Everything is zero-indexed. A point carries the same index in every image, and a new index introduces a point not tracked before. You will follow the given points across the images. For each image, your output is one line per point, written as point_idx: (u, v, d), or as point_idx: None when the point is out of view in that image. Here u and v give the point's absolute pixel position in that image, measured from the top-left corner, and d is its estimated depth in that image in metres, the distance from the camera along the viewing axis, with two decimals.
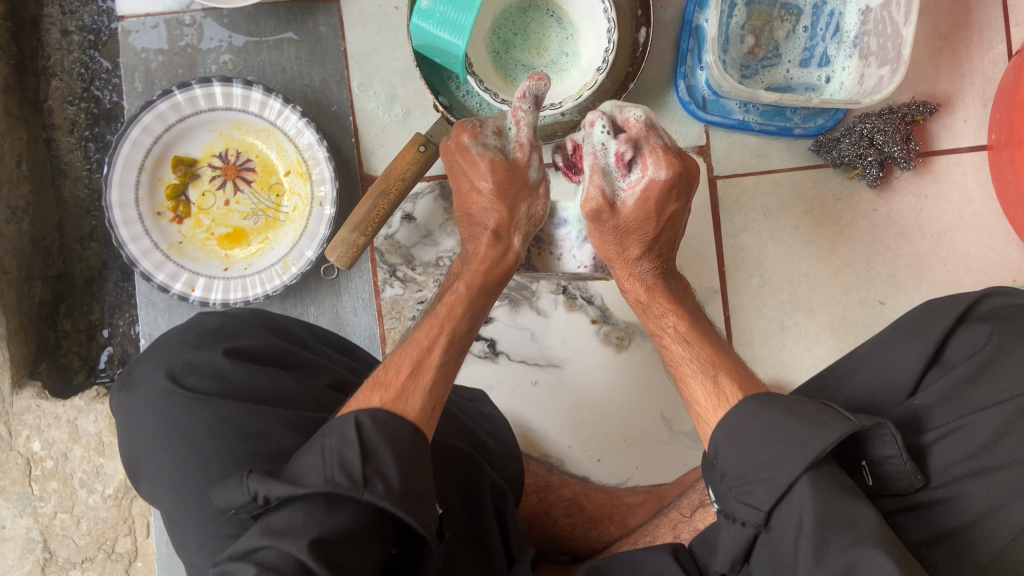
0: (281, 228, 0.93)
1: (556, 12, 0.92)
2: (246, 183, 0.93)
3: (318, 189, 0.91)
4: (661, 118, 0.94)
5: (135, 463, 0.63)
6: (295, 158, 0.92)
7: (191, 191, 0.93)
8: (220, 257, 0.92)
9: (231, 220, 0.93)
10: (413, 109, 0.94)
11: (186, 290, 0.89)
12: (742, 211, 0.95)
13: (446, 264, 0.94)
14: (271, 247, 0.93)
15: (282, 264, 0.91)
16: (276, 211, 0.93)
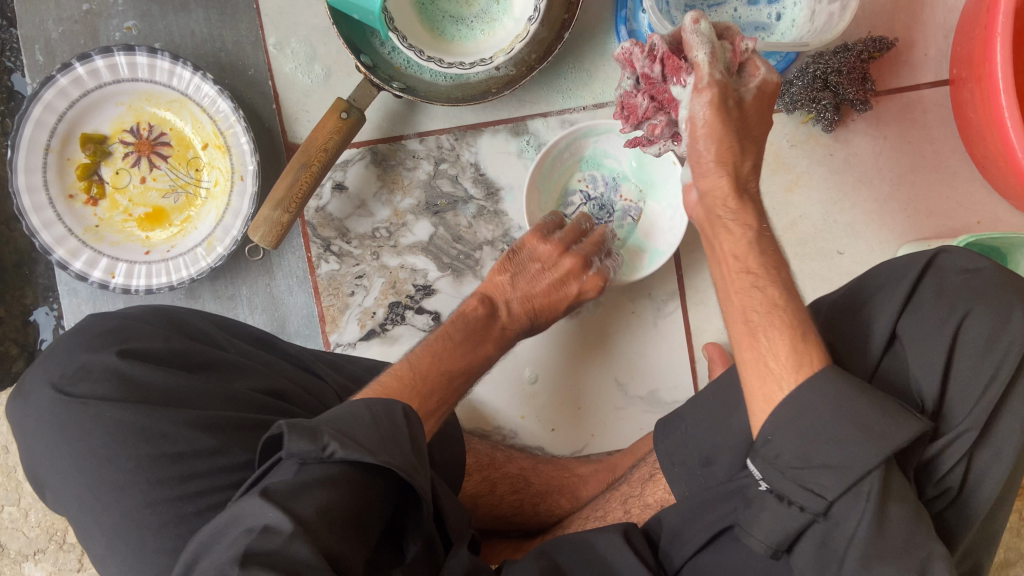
0: (203, 205, 0.87)
1: None
2: (162, 158, 0.87)
3: (237, 161, 0.85)
4: (603, 67, 0.88)
5: (42, 477, 0.61)
6: (211, 129, 0.86)
7: (105, 170, 0.87)
8: (140, 240, 0.87)
9: (149, 199, 0.87)
10: (336, 69, 0.88)
11: (106, 277, 0.84)
12: None
13: (382, 235, 0.89)
14: (194, 226, 0.87)
15: (206, 245, 0.85)
16: (196, 187, 0.87)
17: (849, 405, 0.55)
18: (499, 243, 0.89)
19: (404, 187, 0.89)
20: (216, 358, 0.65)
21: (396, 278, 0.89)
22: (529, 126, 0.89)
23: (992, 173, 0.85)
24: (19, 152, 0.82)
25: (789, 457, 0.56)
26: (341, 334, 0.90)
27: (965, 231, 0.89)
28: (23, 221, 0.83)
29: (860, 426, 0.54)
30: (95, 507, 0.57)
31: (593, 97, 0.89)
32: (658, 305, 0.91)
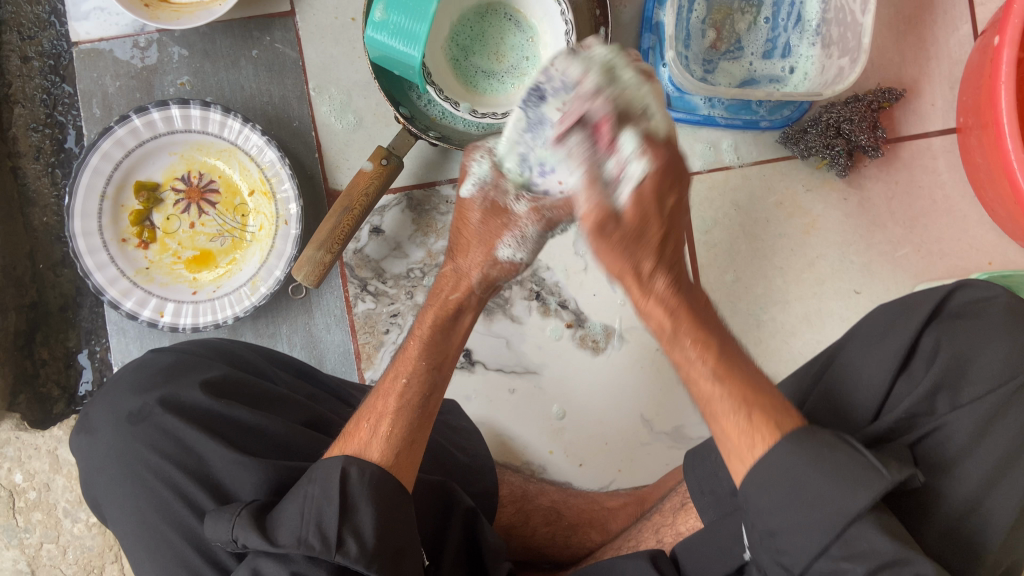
0: (248, 248, 0.92)
1: (515, 15, 0.90)
2: (211, 205, 0.92)
3: (282, 208, 0.90)
4: None
5: (100, 507, 0.63)
6: (258, 177, 0.91)
7: (155, 215, 0.92)
8: (188, 281, 0.92)
9: (197, 242, 0.92)
10: (375, 120, 0.93)
11: (155, 316, 0.89)
12: (712, 206, 0.94)
13: (417, 275, 0.93)
14: (239, 268, 0.92)
15: (250, 285, 0.90)
16: (242, 231, 0.92)
17: (828, 458, 0.50)
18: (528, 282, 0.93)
19: (437, 230, 0.93)
20: (268, 388, 0.66)
21: None
22: None
23: (1001, 215, 0.89)
24: (76, 199, 0.87)
25: (766, 527, 0.51)
26: (375, 370, 0.93)
27: (977, 271, 0.93)
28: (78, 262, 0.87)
29: (812, 505, 0.49)
30: (151, 542, 0.59)
31: None
32: None
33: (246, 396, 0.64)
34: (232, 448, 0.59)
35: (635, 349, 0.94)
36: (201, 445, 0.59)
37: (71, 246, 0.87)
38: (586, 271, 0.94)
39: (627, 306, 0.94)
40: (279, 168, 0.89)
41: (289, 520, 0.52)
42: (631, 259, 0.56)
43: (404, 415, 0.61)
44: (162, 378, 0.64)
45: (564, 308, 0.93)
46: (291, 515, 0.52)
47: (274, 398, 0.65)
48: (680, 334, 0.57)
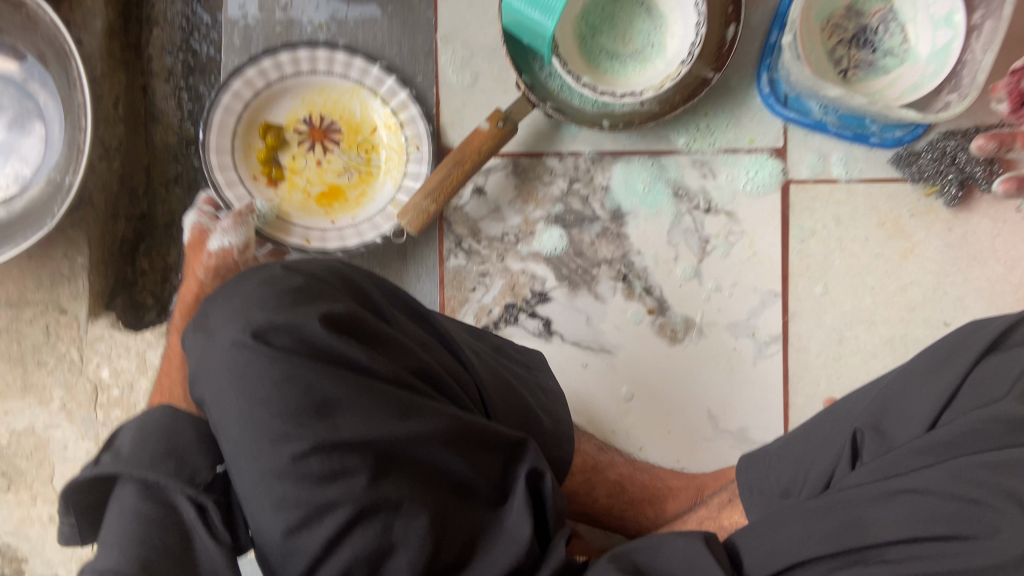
0: (376, 180, 0.97)
1: (647, 3, 0.92)
2: (334, 143, 0.97)
3: (410, 135, 0.95)
4: (741, 117, 0.93)
5: (206, 404, 0.58)
6: (383, 113, 0.96)
7: (282, 155, 0.96)
8: (321, 213, 0.95)
9: (325, 177, 0.96)
10: (496, 87, 0.96)
11: (303, 242, 0.93)
12: (813, 216, 0.94)
13: (510, 240, 0.96)
14: (370, 198, 0.96)
15: (388, 209, 0.94)
16: (368, 165, 0.97)
17: None
18: (618, 263, 0.95)
19: (538, 200, 0.95)
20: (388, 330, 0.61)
21: (517, 281, 0.96)
22: (661, 158, 0.94)
23: None
24: (209, 135, 0.91)
25: None
26: None
27: None
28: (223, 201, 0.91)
29: None
30: (246, 452, 0.54)
31: (726, 142, 0.94)
32: (760, 346, 0.94)
33: (364, 334, 0.60)
34: (356, 387, 0.56)
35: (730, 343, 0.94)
36: (309, 376, 0.55)
37: (213, 184, 0.91)
38: (676, 261, 0.95)
39: (712, 301, 0.94)
40: (406, 102, 0.93)
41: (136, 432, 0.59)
42: None
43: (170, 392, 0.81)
44: (290, 301, 0.60)
45: (648, 294, 0.95)
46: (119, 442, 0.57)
47: (389, 337, 0.61)
48: None
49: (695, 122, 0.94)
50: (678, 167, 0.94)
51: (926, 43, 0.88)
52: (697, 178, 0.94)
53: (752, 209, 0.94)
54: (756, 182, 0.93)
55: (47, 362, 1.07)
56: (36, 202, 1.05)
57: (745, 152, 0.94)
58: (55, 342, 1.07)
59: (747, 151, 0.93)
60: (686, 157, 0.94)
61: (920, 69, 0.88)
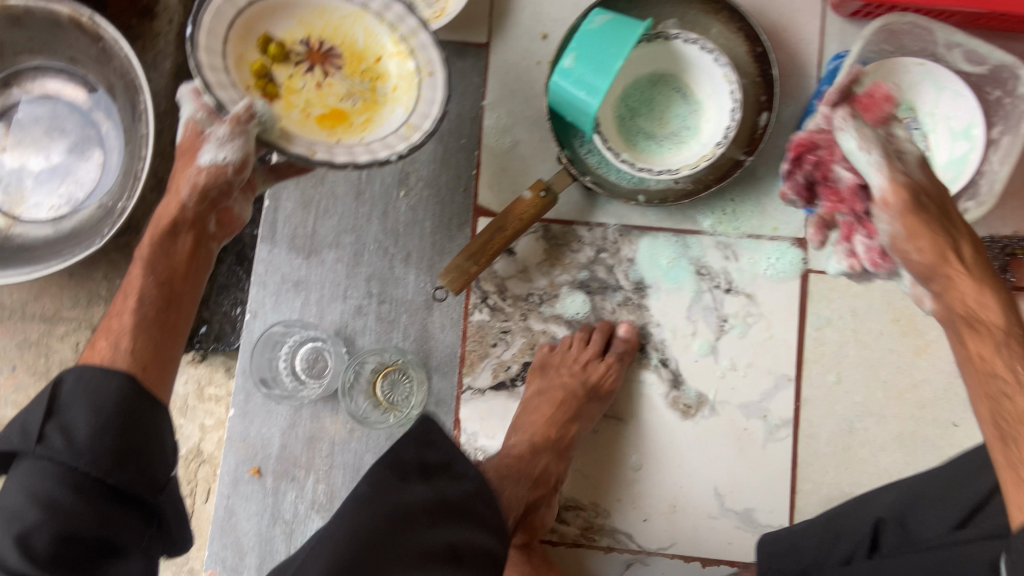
0: (383, 109, 0.86)
1: (684, 88, 0.98)
2: (336, 67, 0.86)
3: (421, 62, 0.83)
4: (768, 205, 0.97)
5: None
6: (389, 39, 0.85)
7: (275, 74, 0.83)
8: (324, 133, 0.83)
9: (326, 101, 0.85)
10: (535, 156, 1.01)
11: (307, 157, 0.78)
12: (830, 306, 0.96)
13: (535, 300, 0.99)
14: (379, 125, 0.85)
15: (405, 130, 0.82)
16: (374, 93, 0.86)
17: None
18: (637, 333, 0.98)
19: (565, 264, 0.99)
20: None
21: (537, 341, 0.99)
22: (687, 236, 0.98)
23: None
24: (200, 32, 0.75)
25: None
26: (475, 377, 0.99)
27: None
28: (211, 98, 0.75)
29: None
30: None
31: (752, 227, 0.97)
32: (770, 429, 0.95)
33: None
34: None
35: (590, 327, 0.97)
36: None
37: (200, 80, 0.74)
38: (693, 336, 0.97)
39: (726, 379, 0.96)
40: (415, 26, 0.81)
41: (108, 395, 0.68)
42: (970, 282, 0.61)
43: (140, 328, 0.74)
44: None
45: (664, 366, 0.97)
46: (79, 416, 0.66)
47: None
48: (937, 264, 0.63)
49: (722, 205, 0.98)
50: (702, 246, 0.98)
51: (945, 151, 0.91)
52: (719, 258, 0.97)
53: (772, 293, 0.97)
54: (778, 267, 0.97)
55: None
56: (85, 224, 1.09)
57: (768, 239, 0.97)
58: (83, 360, 1.10)
59: (770, 238, 0.97)
60: (710, 238, 0.98)
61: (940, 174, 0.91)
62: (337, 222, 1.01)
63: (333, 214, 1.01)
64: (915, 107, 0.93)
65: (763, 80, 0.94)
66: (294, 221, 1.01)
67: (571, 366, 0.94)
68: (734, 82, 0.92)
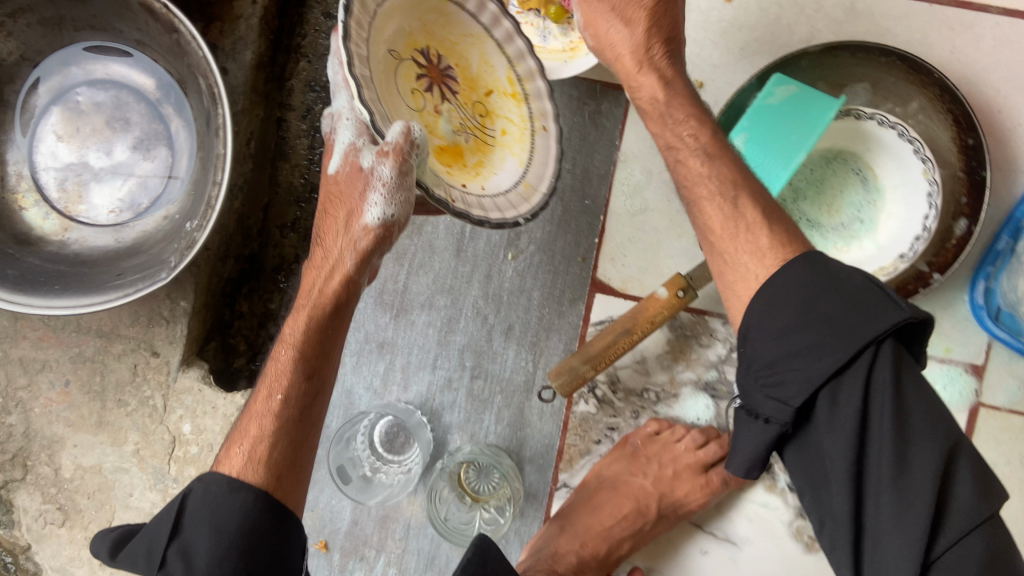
0: (493, 153, 0.65)
1: (865, 171, 0.81)
2: (451, 95, 0.63)
3: (537, 108, 0.67)
4: (941, 322, 0.82)
5: None
6: (508, 74, 0.66)
7: (399, 83, 0.59)
8: (444, 176, 0.61)
9: (438, 131, 0.62)
10: (669, 228, 0.85)
11: (446, 199, 0.57)
12: (997, 448, 0.82)
13: (650, 398, 0.86)
14: (492, 174, 0.64)
15: (524, 188, 0.65)
16: (484, 133, 0.65)
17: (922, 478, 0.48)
18: None
19: (691, 360, 0.85)
20: None
21: None
22: None
23: None
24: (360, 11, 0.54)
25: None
26: (572, 475, 0.87)
27: None
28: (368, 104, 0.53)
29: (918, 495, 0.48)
30: None
31: None
32: None
33: None
34: None
35: (700, 434, 0.84)
36: None
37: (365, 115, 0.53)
38: None
39: None
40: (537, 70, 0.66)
41: (231, 515, 0.57)
42: (633, 40, 0.68)
43: (282, 433, 0.62)
44: None
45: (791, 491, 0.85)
46: (200, 537, 0.56)
47: None
48: (671, 106, 0.69)
49: None
50: None
51: None
52: None
53: None
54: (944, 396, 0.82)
55: (128, 402, 0.94)
56: (151, 238, 0.92)
57: (936, 361, 0.82)
58: (141, 383, 0.94)
59: (939, 360, 0.82)
60: None
61: None
62: (433, 279, 0.88)
63: (428, 270, 0.88)
64: None
65: (967, 178, 0.78)
66: (384, 273, 0.88)
67: (665, 467, 0.82)
68: (935, 182, 0.75)
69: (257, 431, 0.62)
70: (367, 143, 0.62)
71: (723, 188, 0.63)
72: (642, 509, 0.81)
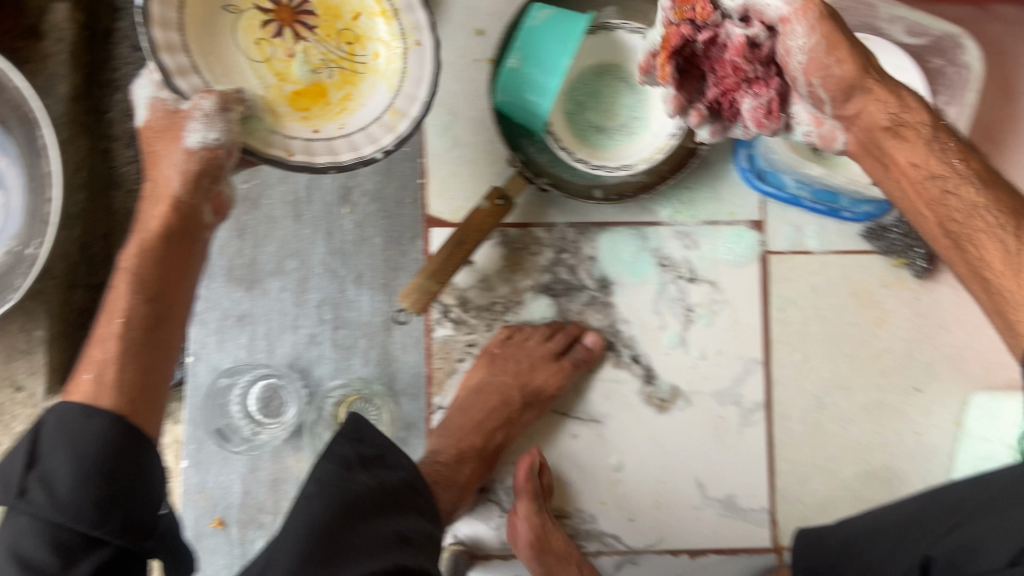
0: (362, 81, 0.80)
1: (630, 76, 0.94)
2: (309, 31, 0.79)
3: (410, 26, 0.77)
4: (722, 190, 0.97)
5: None
6: None
7: (240, 37, 0.77)
8: (301, 117, 0.77)
9: (297, 72, 0.78)
10: (483, 158, 0.95)
11: (284, 156, 0.73)
12: (791, 286, 0.97)
13: (499, 309, 0.96)
14: (359, 103, 0.79)
15: (387, 114, 0.77)
16: (352, 62, 0.80)
17: None
18: (605, 332, 0.96)
19: (527, 269, 0.96)
20: None
21: None
22: (647, 228, 0.97)
23: None
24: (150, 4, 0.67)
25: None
26: (444, 396, 0.95)
27: None
28: (153, 60, 0.68)
29: None
30: None
31: (708, 213, 0.97)
32: (744, 413, 0.96)
33: None
34: None
35: (545, 329, 0.94)
36: None
37: (156, 65, 0.68)
38: (661, 329, 0.97)
39: (698, 369, 0.96)
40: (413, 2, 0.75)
41: (88, 438, 0.61)
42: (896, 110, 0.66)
43: (127, 356, 0.66)
44: None
45: (636, 362, 0.96)
46: (57, 461, 0.60)
47: None
48: (860, 87, 0.66)
49: (678, 196, 0.97)
50: (660, 237, 0.97)
51: None
52: (679, 248, 0.97)
53: (734, 277, 0.97)
54: (737, 252, 0.97)
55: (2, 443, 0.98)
56: None
57: (725, 224, 0.97)
58: (12, 422, 0.98)
59: (727, 223, 0.97)
60: (669, 228, 0.97)
61: None
62: (278, 247, 0.95)
63: (272, 239, 0.95)
64: None
65: None
66: (230, 249, 0.95)
67: (519, 362, 0.91)
68: None
69: (104, 355, 0.66)
70: (170, 93, 0.71)
71: (967, 207, 0.63)
72: (507, 400, 0.90)
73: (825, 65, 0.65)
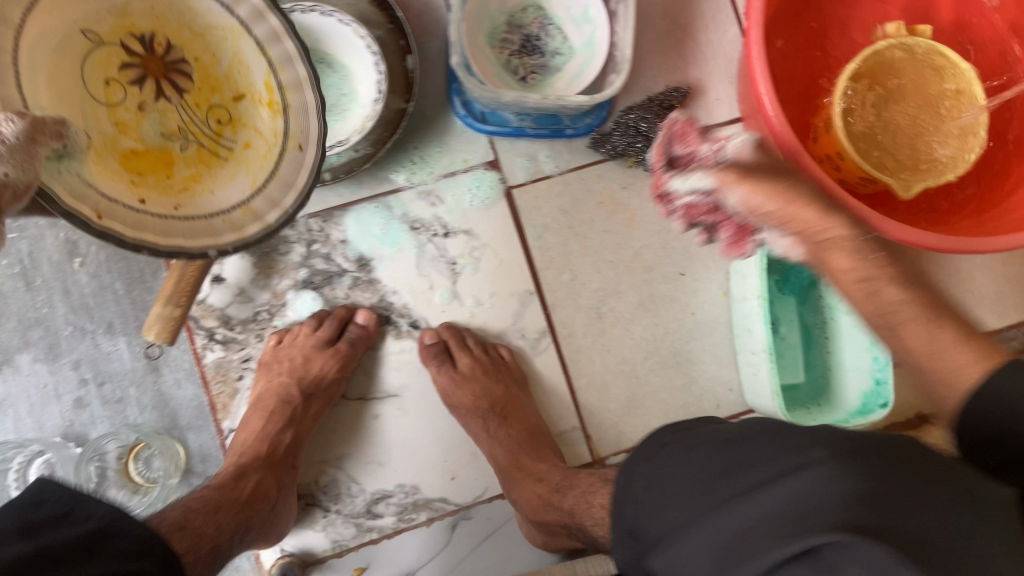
0: (219, 164, 0.63)
1: (326, 57, 0.93)
2: (174, 91, 0.62)
3: (294, 124, 0.64)
4: (449, 140, 0.98)
5: None
6: (262, 79, 0.64)
7: (102, 80, 0.58)
8: (126, 184, 0.57)
9: (144, 133, 0.60)
10: None
11: (89, 216, 0.53)
12: (540, 213, 0.99)
13: (264, 317, 0.95)
14: (207, 190, 0.62)
15: (240, 210, 0.62)
16: (214, 141, 0.63)
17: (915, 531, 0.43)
18: (377, 308, 0.97)
19: (281, 270, 0.94)
20: None
21: None
22: (389, 197, 0.97)
23: None
24: None
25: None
26: (233, 419, 0.93)
27: None
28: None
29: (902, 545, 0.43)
30: None
31: (443, 166, 0.98)
32: (531, 344, 0.99)
33: None
34: None
35: (314, 320, 0.93)
36: None
37: None
38: (432, 289, 0.98)
39: (475, 316, 0.99)
40: (305, 77, 0.64)
41: None
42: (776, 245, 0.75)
43: None
44: None
45: (415, 328, 0.97)
46: None
47: None
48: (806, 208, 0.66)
49: (410, 156, 0.97)
50: (404, 202, 0.97)
51: (577, 37, 0.97)
52: (426, 208, 0.97)
53: (484, 219, 0.99)
54: (480, 196, 0.99)
55: None
56: None
57: (463, 172, 0.98)
58: None
59: (464, 170, 0.98)
60: (410, 191, 0.97)
61: (580, 57, 0.97)
62: (14, 321, 0.90)
63: (6, 315, 0.90)
64: (541, 6, 0.98)
65: (395, 25, 0.94)
66: None
67: (295, 358, 0.90)
68: (367, 37, 0.89)
69: None
70: None
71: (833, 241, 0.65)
72: (287, 399, 0.88)
73: (750, 206, 0.66)
